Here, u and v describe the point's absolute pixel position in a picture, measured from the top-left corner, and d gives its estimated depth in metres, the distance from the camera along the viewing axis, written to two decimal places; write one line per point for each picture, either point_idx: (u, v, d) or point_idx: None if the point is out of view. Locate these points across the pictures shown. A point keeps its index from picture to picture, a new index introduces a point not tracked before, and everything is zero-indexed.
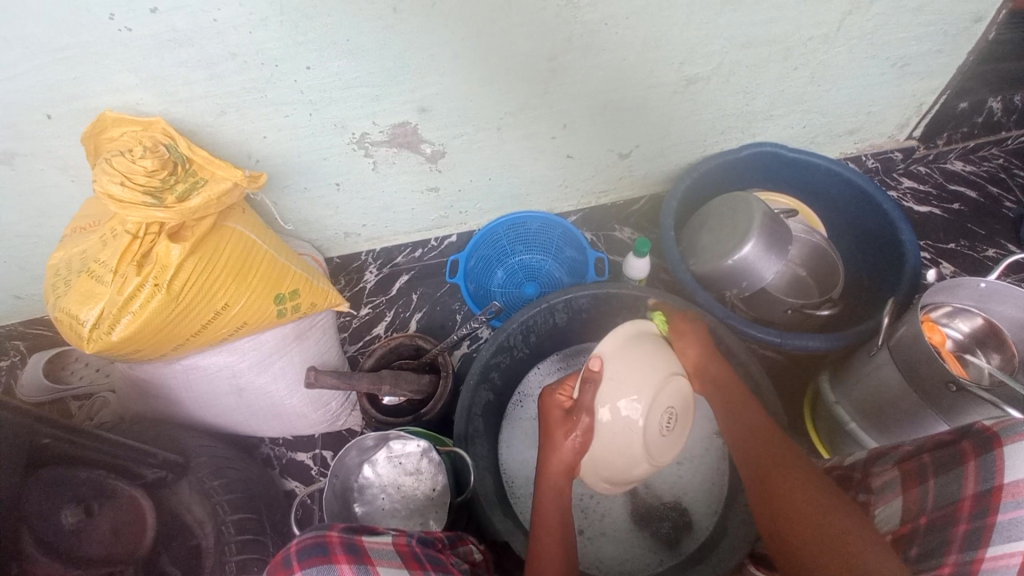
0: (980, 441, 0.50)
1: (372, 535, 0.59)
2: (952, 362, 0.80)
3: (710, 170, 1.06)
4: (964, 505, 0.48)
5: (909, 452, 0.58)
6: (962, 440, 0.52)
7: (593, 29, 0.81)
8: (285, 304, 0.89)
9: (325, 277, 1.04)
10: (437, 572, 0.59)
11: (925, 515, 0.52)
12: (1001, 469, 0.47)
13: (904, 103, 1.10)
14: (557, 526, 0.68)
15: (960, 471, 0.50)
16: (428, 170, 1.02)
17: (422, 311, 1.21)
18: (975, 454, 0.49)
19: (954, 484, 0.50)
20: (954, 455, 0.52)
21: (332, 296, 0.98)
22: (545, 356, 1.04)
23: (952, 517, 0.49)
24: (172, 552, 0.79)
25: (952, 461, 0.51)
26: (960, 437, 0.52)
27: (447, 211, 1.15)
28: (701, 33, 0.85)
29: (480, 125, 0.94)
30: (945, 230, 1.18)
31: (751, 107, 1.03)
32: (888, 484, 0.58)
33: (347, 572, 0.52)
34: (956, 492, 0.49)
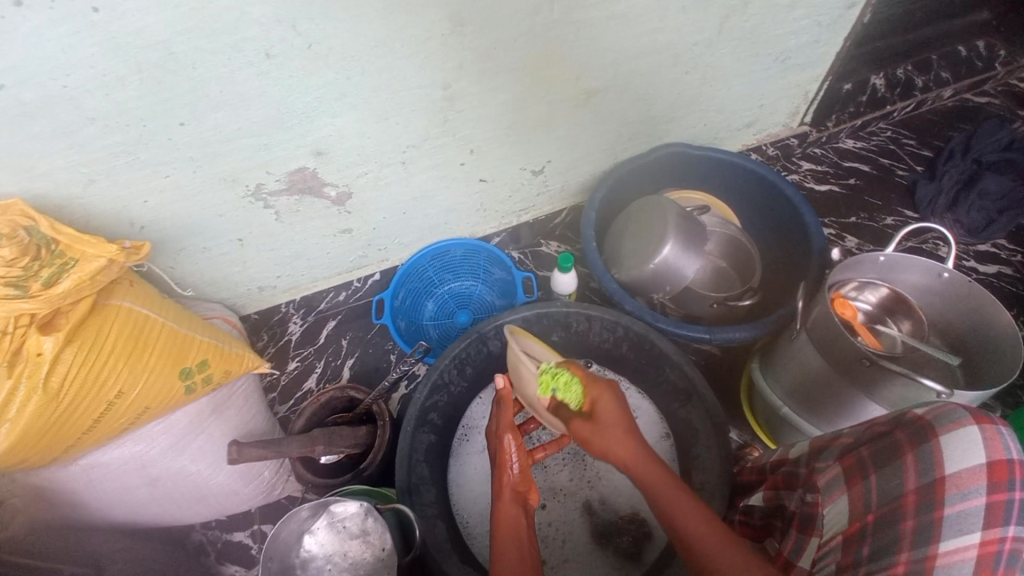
0: (915, 432, 0.51)
1: None
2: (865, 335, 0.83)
3: (622, 177, 1.08)
4: (909, 500, 0.48)
5: (850, 446, 0.57)
6: (897, 432, 0.52)
7: (483, 53, 0.79)
8: (192, 378, 0.82)
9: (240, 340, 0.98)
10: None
11: (871, 513, 0.51)
12: (940, 460, 0.47)
13: (792, 93, 1.16)
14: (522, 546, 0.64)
15: (901, 464, 0.50)
16: (338, 212, 0.97)
17: (354, 357, 1.16)
18: (913, 445, 0.50)
19: (895, 478, 0.50)
20: (890, 447, 0.52)
21: (250, 360, 0.91)
22: (486, 386, 1.03)
23: (899, 511, 0.49)
24: None
25: (889, 450, 0.52)
26: (895, 428, 0.53)
27: (366, 250, 1.11)
28: (593, 46, 0.86)
29: (381, 161, 0.90)
30: (845, 205, 1.24)
31: (653, 112, 1.05)
32: (827, 476, 0.57)
33: None
34: (898, 487, 0.49)
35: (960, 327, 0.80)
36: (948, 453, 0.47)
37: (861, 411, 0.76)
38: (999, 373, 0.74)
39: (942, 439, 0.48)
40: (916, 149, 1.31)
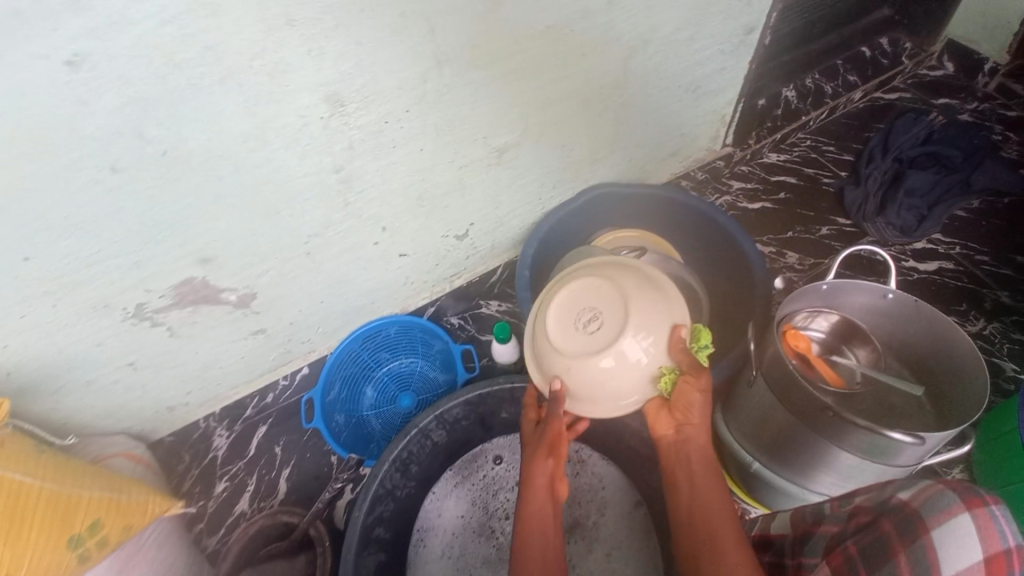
0: (901, 522, 0.45)
1: None
2: (820, 369, 0.79)
3: (551, 228, 1.05)
4: None
5: (840, 540, 0.51)
6: (884, 522, 0.47)
7: (374, 130, 0.72)
8: (84, 545, 0.68)
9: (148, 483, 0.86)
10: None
11: None
12: (937, 565, 0.41)
13: (709, 119, 1.15)
14: (549, 525, 0.67)
15: (892, 567, 0.44)
16: (244, 315, 0.87)
17: (290, 465, 1.04)
18: (904, 546, 0.44)
19: None
20: (879, 541, 0.46)
21: (161, 502, 0.81)
22: (439, 479, 0.95)
23: None
24: None
25: (877, 549, 0.46)
26: (881, 517, 0.47)
27: (288, 345, 1.00)
28: (494, 104, 0.80)
29: (283, 256, 0.81)
30: (780, 221, 1.23)
31: (573, 157, 1.01)
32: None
33: None
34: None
35: (918, 348, 0.76)
36: (946, 556, 0.40)
37: (834, 460, 0.70)
38: (967, 407, 0.71)
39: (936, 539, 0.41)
40: (838, 155, 1.32)
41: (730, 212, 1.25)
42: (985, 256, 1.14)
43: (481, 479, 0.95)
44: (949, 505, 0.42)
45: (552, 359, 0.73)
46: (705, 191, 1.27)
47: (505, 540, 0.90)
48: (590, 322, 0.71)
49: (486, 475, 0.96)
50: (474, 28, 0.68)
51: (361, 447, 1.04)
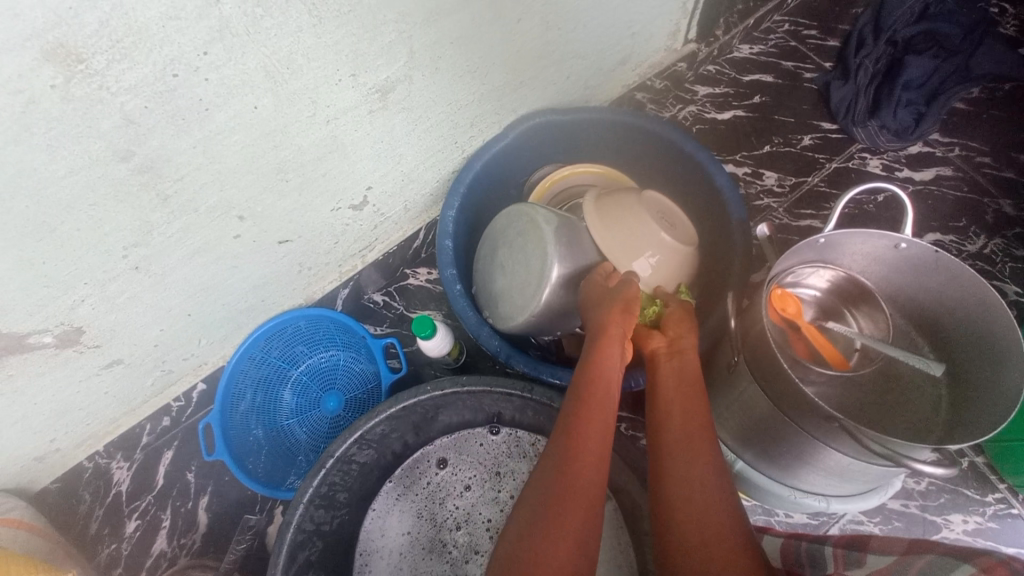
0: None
1: None
2: (807, 339, 0.65)
3: (476, 178, 0.83)
4: None
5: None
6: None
7: (160, 89, 0.48)
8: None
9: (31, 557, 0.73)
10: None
11: None
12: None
13: (665, 9, 0.89)
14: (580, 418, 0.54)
15: None
16: (79, 353, 0.68)
17: (208, 493, 0.90)
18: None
19: None
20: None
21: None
22: (377, 494, 0.82)
23: None
24: None
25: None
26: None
27: (166, 365, 0.81)
28: (354, 26, 0.55)
29: (98, 279, 0.60)
30: (757, 132, 1.02)
31: (490, 85, 0.77)
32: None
33: None
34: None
35: (929, 307, 0.62)
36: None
37: (830, 465, 0.58)
38: (990, 396, 0.55)
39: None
40: (821, 40, 1.08)
41: (695, 126, 1.03)
42: (986, 156, 0.98)
43: (426, 489, 0.82)
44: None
45: (603, 228, 0.75)
46: (665, 103, 1.04)
47: (458, 555, 0.79)
48: (665, 219, 0.75)
49: (431, 483, 0.82)
50: None
51: (284, 466, 0.88)
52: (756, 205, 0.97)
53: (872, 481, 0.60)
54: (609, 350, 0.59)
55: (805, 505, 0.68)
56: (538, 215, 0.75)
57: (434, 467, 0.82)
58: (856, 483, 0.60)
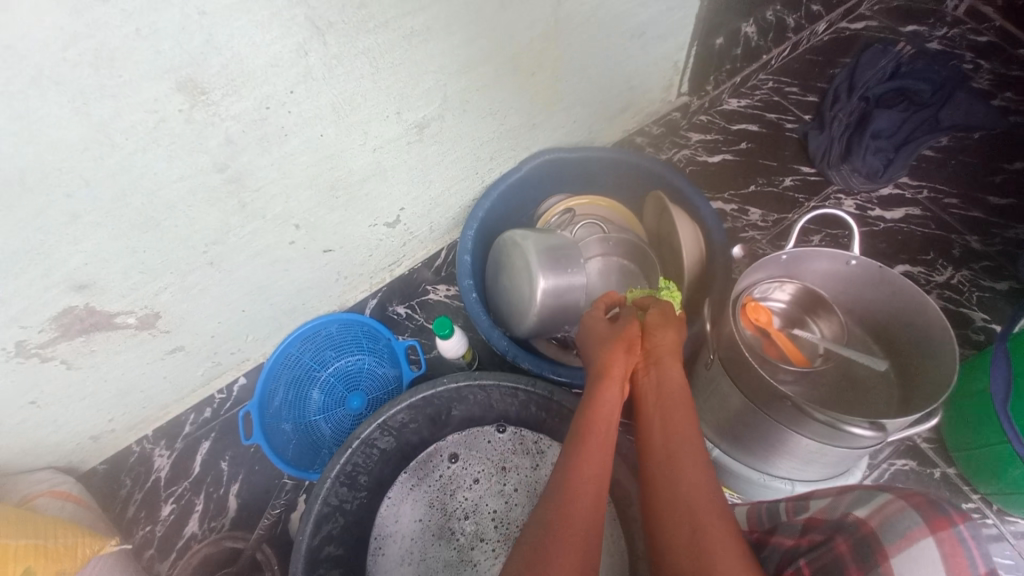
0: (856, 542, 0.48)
1: None
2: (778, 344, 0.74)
3: (494, 204, 0.96)
4: None
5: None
6: (840, 539, 0.49)
7: (255, 118, 0.62)
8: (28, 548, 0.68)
9: (78, 523, 0.81)
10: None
11: None
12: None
13: (659, 67, 1.05)
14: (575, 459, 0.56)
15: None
16: (150, 336, 0.80)
17: (238, 481, 0.97)
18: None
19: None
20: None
21: (91, 544, 0.78)
22: (393, 483, 0.90)
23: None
24: None
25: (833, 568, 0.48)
26: (836, 536, 0.50)
27: (216, 357, 0.93)
28: (402, 74, 0.70)
29: (180, 270, 0.73)
30: (744, 173, 1.15)
31: (509, 124, 0.91)
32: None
33: None
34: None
35: (879, 315, 0.72)
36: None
37: (793, 448, 0.67)
38: (930, 388, 0.64)
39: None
40: (801, 96, 1.23)
41: (689, 167, 1.16)
42: (953, 198, 1.09)
43: (437, 480, 0.90)
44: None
45: None
46: (662, 147, 1.18)
47: (465, 542, 0.85)
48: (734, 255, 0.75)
49: (442, 476, 0.90)
50: None
51: (310, 457, 0.97)
52: (742, 236, 1.08)
53: (831, 465, 0.68)
54: (607, 394, 0.62)
55: (775, 489, 0.76)
56: (532, 238, 0.85)
57: (444, 461, 0.91)
58: (817, 467, 0.68)
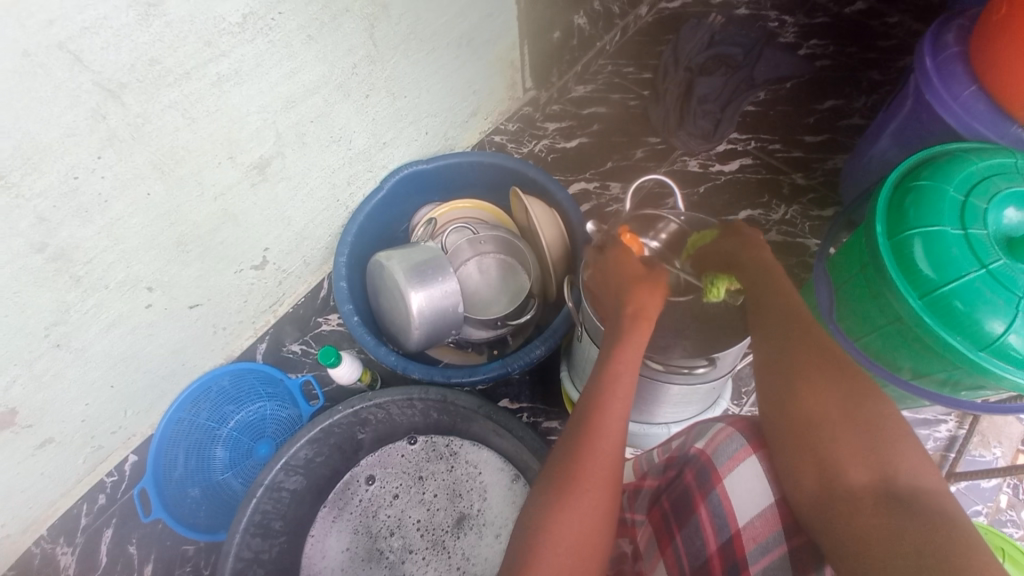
0: (701, 472, 0.55)
1: None
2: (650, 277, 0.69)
3: (362, 227, 0.98)
4: (716, 562, 0.50)
5: (655, 498, 0.61)
6: (688, 473, 0.56)
7: (64, 190, 0.61)
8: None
9: None
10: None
11: None
12: (732, 511, 0.51)
13: (497, 69, 1.11)
14: (621, 403, 0.53)
15: (698, 522, 0.53)
16: (13, 433, 0.75)
17: (151, 560, 0.92)
18: (703, 494, 0.53)
19: (698, 538, 0.53)
20: (686, 497, 0.55)
21: None
22: (315, 520, 0.89)
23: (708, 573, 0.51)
24: None
25: (684, 497, 0.56)
26: (685, 469, 0.57)
27: (99, 438, 0.88)
28: (222, 120, 0.70)
29: (24, 359, 0.70)
30: (600, 153, 1.23)
31: (357, 148, 0.93)
32: (655, 563, 0.57)
33: None
34: (704, 548, 0.52)
35: None
36: (739, 496, 0.51)
37: (664, 398, 0.72)
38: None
39: (740, 472, 0.51)
40: (638, 74, 1.33)
41: (550, 156, 1.23)
42: (778, 144, 1.23)
43: (359, 505, 0.89)
44: (736, 450, 0.52)
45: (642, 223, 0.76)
46: (522, 141, 1.24)
47: (395, 558, 0.86)
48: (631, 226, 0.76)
49: (364, 499, 0.90)
50: (139, 35, 0.57)
51: (225, 515, 0.94)
52: (608, 211, 1.17)
53: (698, 402, 0.75)
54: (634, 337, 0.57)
55: (655, 435, 0.80)
56: (400, 255, 0.88)
57: (365, 485, 0.90)
58: (687, 407, 0.75)
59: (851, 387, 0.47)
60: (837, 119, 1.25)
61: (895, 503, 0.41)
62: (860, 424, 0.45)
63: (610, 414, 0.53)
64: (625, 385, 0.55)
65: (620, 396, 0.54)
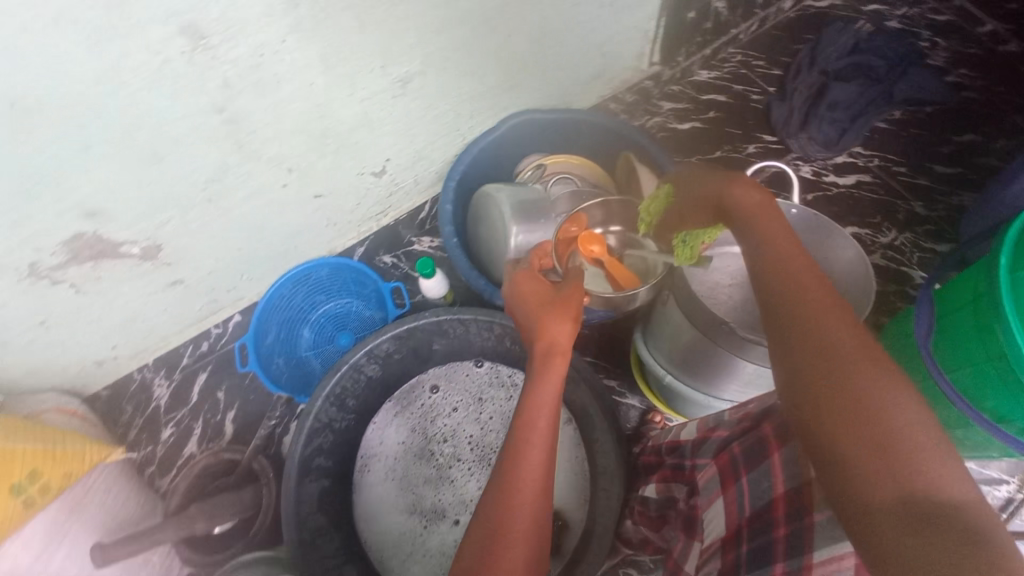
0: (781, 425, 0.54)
1: None
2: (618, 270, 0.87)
3: (475, 160, 1.03)
4: (778, 505, 0.50)
5: (724, 443, 0.60)
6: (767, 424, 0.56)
7: (251, 64, 0.69)
8: (29, 491, 0.70)
9: (87, 434, 0.88)
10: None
11: (744, 518, 0.53)
12: None
13: (631, 35, 1.12)
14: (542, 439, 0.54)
15: (767, 467, 0.53)
16: (155, 267, 0.87)
17: (234, 408, 1.05)
18: (780, 442, 0.53)
19: (765, 482, 0.53)
20: (759, 445, 0.55)
21: (98, 451, 0.82)
22: (380, 410, 0.98)
23: (768, 518, 0.50)
24: None
25: (757, 445, 0.56)
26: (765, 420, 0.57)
27: (214, 294, 1.00)
28: (385, 30, 0.76)
29: (180, 206, 0.80)
30: (710, 140, 1.23)
31: (487, 84, 0.97)
32: (713, 500, 0.58)
33: None
34: (769, 491, 0.52)
35: None
36: None
37: (737, 374, 0.74)
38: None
39: None
40: (767, 69, 1.30)
41: (660, 133, 1.24)
42: (900, 167, 1.18)
43: (420, 408, 0.98)
44: None
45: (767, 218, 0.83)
46: (636, 113, 1.25)
47: (444, 461, 0.94)
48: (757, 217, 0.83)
49: (426, 404, 0.98)
50: None
51: (303, 387, 1.05)
52: None
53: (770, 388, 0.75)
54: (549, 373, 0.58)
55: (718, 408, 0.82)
56: (508, 191, 0.94)
57: (429, 392, 0.98)
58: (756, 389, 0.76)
59: (853, 392, 0.43)
60: (971, 155, 1.19)
61: (926, 525, 0.39)
62: (875, 441, 0.42)
63: (539, 428, 0.54)
64: (540, 421, 0.55)
65: (533, 431, 0.54)
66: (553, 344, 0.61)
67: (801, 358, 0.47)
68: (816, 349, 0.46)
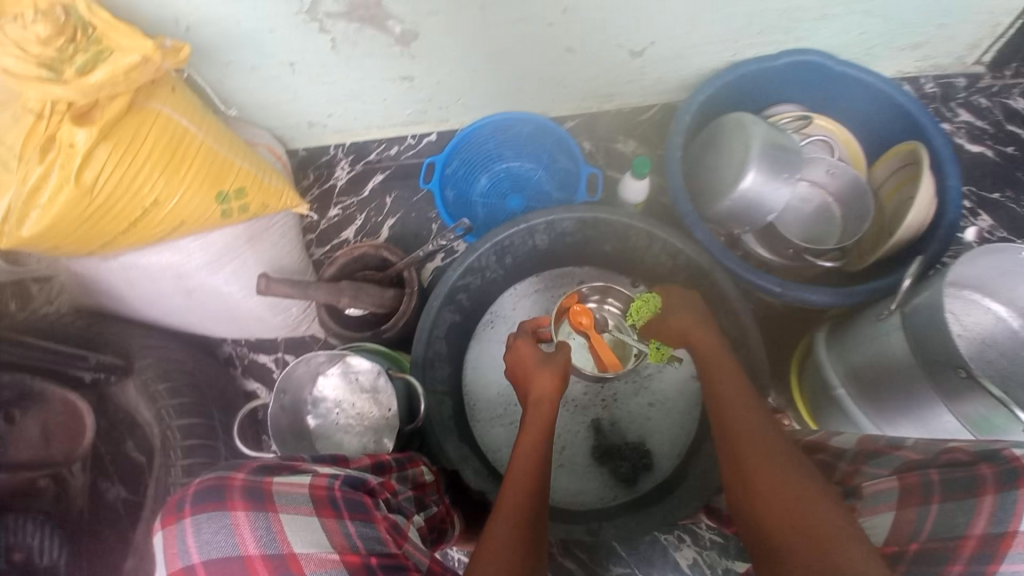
0: (1005, 474, 0.50)
1: (289, 475, 0.54)
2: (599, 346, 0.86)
3: (733, 82, 0.92)
4: (967, 543, 0.50)
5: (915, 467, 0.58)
6: (983, 466, 0.52)
7: None
8: (229, 203, 0.82)
9: (283, 174, 0.95)
10: (355, 523, 0.53)
11: (916, 541, 0.53)
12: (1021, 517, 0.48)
13: (985, 16, 0.91)
14: (529, 470, 0.60)
15: (972, 505, 0.51)
16: (400, 54, 0.87)
17: (395, 217, 1.11)
18: (997, 488, 0.50)
19: (960, 518, 0.51)
20: (967, 480, 0.52)
21: (289, 197, 0.90)
22: (523, 279, 0.99)
23: (951, 550, 0.51)
24: (135, 438, 0.88)
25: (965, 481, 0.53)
26: (981, 461, 0.52)
27: (425, 106, 1.01)
28: None
29: (454, 3, 0.77)
30: (990, 177, 1.04)
31: (800, 3, 0.83)
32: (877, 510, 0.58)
33: (241, 521, 0.49)
34: (962, 527, 0.51)
35: None
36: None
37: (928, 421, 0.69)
38: None
39: None
40: None
41: None
42: None
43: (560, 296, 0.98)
44: None
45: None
46: None
47: None
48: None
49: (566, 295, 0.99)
50: None
51: None
52: None
53: None
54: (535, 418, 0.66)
55: None
56: (760, 129, 0.84)
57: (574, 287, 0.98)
58: None
59: (783, 504, 0.53)
60: None
61: None
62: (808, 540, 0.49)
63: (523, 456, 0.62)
64: (525, 453, 0.62)
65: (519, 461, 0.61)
66: (542, 393, 0.68)
67: (738, 469, 0.58)
68: (762, 467, 0.56)
